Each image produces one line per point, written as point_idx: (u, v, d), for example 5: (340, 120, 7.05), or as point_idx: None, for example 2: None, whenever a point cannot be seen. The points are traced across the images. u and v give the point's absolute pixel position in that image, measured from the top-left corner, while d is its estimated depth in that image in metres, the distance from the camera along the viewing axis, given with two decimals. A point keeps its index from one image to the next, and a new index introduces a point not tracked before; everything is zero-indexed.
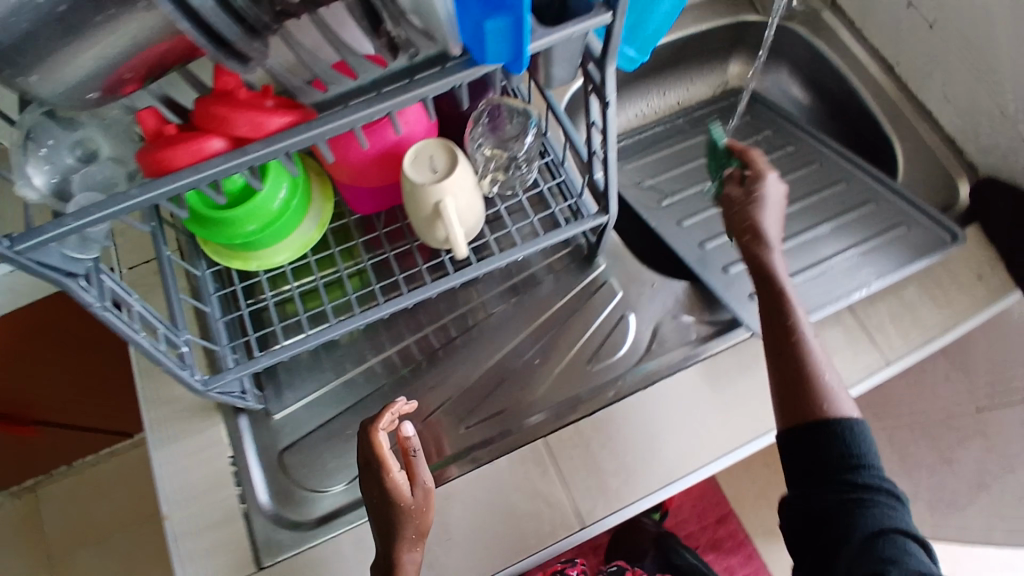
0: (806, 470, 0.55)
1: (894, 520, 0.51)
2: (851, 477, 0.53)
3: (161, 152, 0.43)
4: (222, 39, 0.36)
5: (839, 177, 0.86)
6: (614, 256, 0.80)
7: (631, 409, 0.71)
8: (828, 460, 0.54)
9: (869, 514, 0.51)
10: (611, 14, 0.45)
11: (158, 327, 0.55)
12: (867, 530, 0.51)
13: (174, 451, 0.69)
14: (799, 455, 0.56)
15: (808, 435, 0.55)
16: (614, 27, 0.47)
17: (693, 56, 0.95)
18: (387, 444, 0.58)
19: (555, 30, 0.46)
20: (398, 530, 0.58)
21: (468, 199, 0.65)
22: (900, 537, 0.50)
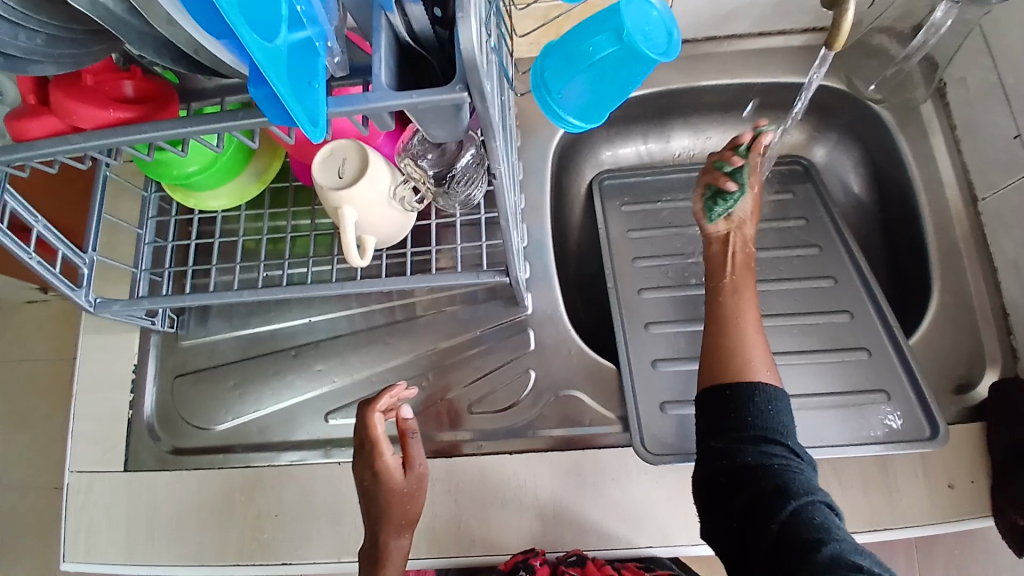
0: (732, 442, 0.57)
1: (813, 487, 0.54)
2: (774, 444, 0.56)
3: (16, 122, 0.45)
4: (15, 53, 0.38)
5: (846, 306, 0.75)
6: (551, 304, 0.74)
7: (488, 469, 0.67)
8: (755, 430, 0.56)
9: (795, 480, 0.54)
10: (465, 95, 0.38)
11: (59, 248, 0.61)
12: (796, 497, 0.52)
13: (88, 341, 0.76)
14: (726, 427, 0.58)
15: (734, 407, 0.58)
16: (478, 107, 0.40)
17: (750, 104, 0.83)
18: (380, 428, 0.63)
19: (398, 94, 0.39)
20: (392, 511, 0.60)
21: (383, 210, 0.61)
22: (821, 503, 0.53)
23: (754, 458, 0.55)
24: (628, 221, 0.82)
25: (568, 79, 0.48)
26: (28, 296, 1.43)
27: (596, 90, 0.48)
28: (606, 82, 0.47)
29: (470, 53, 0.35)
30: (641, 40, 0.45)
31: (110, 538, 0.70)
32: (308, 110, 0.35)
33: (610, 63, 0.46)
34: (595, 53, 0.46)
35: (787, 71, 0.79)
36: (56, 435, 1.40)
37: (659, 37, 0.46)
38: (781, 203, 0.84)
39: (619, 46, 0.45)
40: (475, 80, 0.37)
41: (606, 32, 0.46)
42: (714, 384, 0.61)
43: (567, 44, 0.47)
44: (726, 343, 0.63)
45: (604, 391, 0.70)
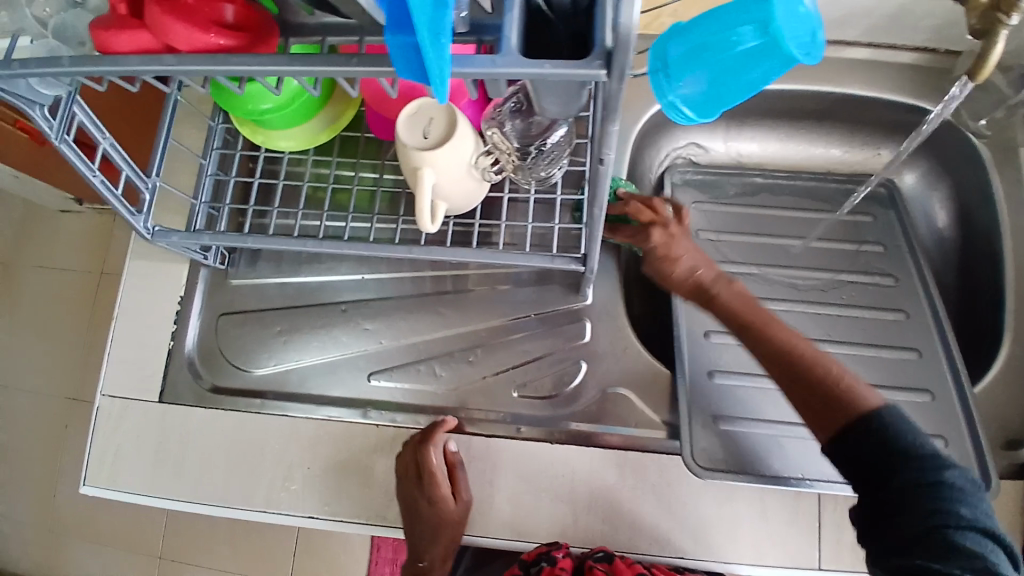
0: (855, 460, 0.51)
1: (961, 516, 0.47)
2: (910, 466, 0.49)
3: (106, 33, 0.42)
4: None
5: (913, 344, 0.72)
6: (610, 297, 0.72)
7: (526, 454, 0.66)
8: (885, 450, 0.50)
9: (925, 521, 0.47)
10: (603, 73, 0.35)
11: (123, 169, 0.58)
12: (928, 529, 0.47)
13: (138, 267, 0.75)
14: (846, 444, 0.52)
15: (852, 426, 0.52)
16: (614, 89, 0.36)
17: (844, 117, 0.79)
18: (438, 464, 0.64)
19: (528, 62, 0.35)
20: (444, 529, 0.66)
21: (460, 178, 0.58)
22: (968, 534, 0.46)
23: (878, 498, 0.50)
24: (699, 221, 0.80)
25: (695, 69, 0.44)
26: (63, 204, 1.42)
27: (722, 84, 0.44)
28: (736, 77, 0.43)
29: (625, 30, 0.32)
30: (788, 37, 0.41)
31: (137, 466, 0.70)
32: (442, 69, 0.32)
33: (747, 58, 0.42)
34: (735, 44, 0.42)
35: (891, 89, 0.75)
36: (73, 346, 1.40)
37: (804, 34, 0.42)
38: (858, 225, 0.80)
39: (764, 40, 0.41)
40: (619, 60, 0.33)
41: (751, 22, 0.41)
42: (812, 413, 0.55)
43: (701, 29, 0.43)
44: (800, 381, 0.56)
45: (654, 394, 0.68)
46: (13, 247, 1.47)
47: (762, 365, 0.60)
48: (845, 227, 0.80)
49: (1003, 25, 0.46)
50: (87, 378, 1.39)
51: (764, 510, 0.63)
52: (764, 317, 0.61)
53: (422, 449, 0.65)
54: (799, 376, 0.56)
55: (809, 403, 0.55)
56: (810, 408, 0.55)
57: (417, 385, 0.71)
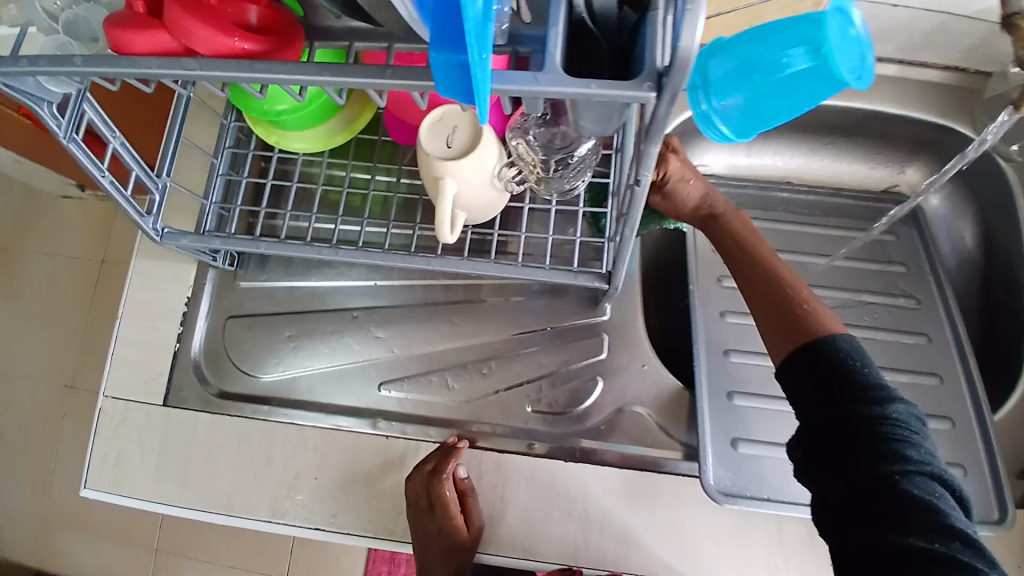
0: (808, 392, 0.48)
1: (910, 459, 0.43)
2: (864, 400, 0.45)
3: (121, 31, 0.40)
4: None
5: (935, 369, 0.71)
6: (628, 312, 0.71)
7: (539, 471, 0.64)
8: (842, 385, 0.46)
9: (874, 461, 0.43)
10: (652, 96, 0.33)
11: (132, 169, 0.56)
12: (880, 471, 0.43)
13: (145, 266, 0.73)
14: (805, 376, 0.49)
15: (811, 357, 0.49)
16: (661, 114, 0.34)
17: (871, 133, 0.77)
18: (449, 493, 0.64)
19: (572, 81, 0.33)
20: (456, 555, 0.68)
21: (482, 189, 0.56)
22: (919, 479, 0.43)
23: (827, 440, 0.46)
24: None
25: (739, 88, 0.42)
26: (65, 191, 1.40)
27: (764, 104, 0.42)
28: (778, 97, 0.41)
29: (685, 53, 0.30)
30: (840, 60, 0.39)
31: (139, 472, 0.68)
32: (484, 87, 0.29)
33: (794, 79, 0.40)
34: (785, 67, 0.40)
35: (921, 106, 0.73)
36: (72, 334, 1.39)
37: (856, 58, 0.40)
38: (882, 244, 0.78)
39: (815, 63, 0.39)
40: (673, 82, 0.31)
41: (803, 43, 0.39)
42: (780, 341, 0.52)
43: (748, 45, 0.41)
44: (775, 308, 0.53)
45: (671, 413, 0.67)
46: (11, 231, 1.44)
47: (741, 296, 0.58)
48: (868, 245, 0.78)
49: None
50: (85, 367, 1.37)
51: (780, 536, 0.62)
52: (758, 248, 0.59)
53: (437, 478, 0.64)
54: (772, 303, 0.54)
55: (778, 330, 0.52)
56: (775, 334, 0.52)
57: (428, 397, 0.70)
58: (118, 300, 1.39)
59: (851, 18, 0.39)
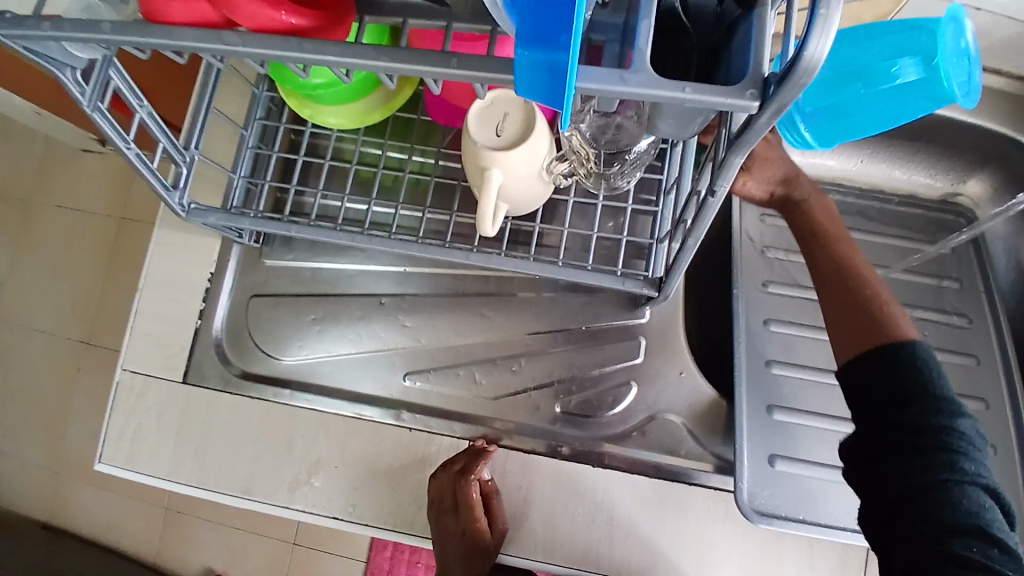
0: (869, 392, 0.46)
1: (967, 472, 0.42)
2: (923, 403, 0.43)
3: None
4: None
5: (982, 393, 0.67)
6: (666, 315, 0.67)
7: (565, 476, 0.62)
8: (903, 386, 0.44)
9: (932, 469, 0.42)
10: (755, 106, 0.29)
11: (160, 141, 0.52)
12: (929, 477, 0.42)
13: (166, 237, 0.70)
14: (862, 372, 0.47)
15: (873, 352, 0.46)
16: (760, 123, 0.30)
17: (937, 139, 0.72)
18: (474, 497, 0.63)
19: (664, 83, 0.30)
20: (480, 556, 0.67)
21: (529, 181, 0.53)
22: (970, 490, 0.41)
23: (887, 440, 0.44)
24: (767, 237, 0.73)
25: (836, 94, 0.38)
26: (86, 145, 1.37)
27: (859, 114, 0.38)
28: (877, 109, 0.38)
29: (809, 61, 0.26)
30: (953, 75, 0.36)
31: (156, 448, 0.67)
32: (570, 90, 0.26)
33: (899, 92, 0.37)
34: (893, 77, 0.37)
35: (996, 116, 0.68)
36: (88, 291, 1.37)
37: (965, 72, 0.37)
38: (936, 258, 0.74)
39: (925, 77, 0.36)
40: (784, 94, 0.28)
41: (914, 55, 0.37)
42: (842, 333, 0.49)
43: (852, 54, 0.38)
44: (842, 301, 0.49)
45: (706, 424, 0.64)
46: (30, 182, 1.41)
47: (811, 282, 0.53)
48: (921, 257, 0.74)
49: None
50: (101, 324, 1.36)
51: (811, 558, 0.59)
52: (839, 234, 0.53)
53: (462, 478, 0.63)
54: (844, 292, 0.50)
55: (841, 322, 0.50)
56: (842, 327, 0.49)
57: (453, 391, 0.67)
58: (139, 258, 1.37)
59: (963, 30, 0.37)
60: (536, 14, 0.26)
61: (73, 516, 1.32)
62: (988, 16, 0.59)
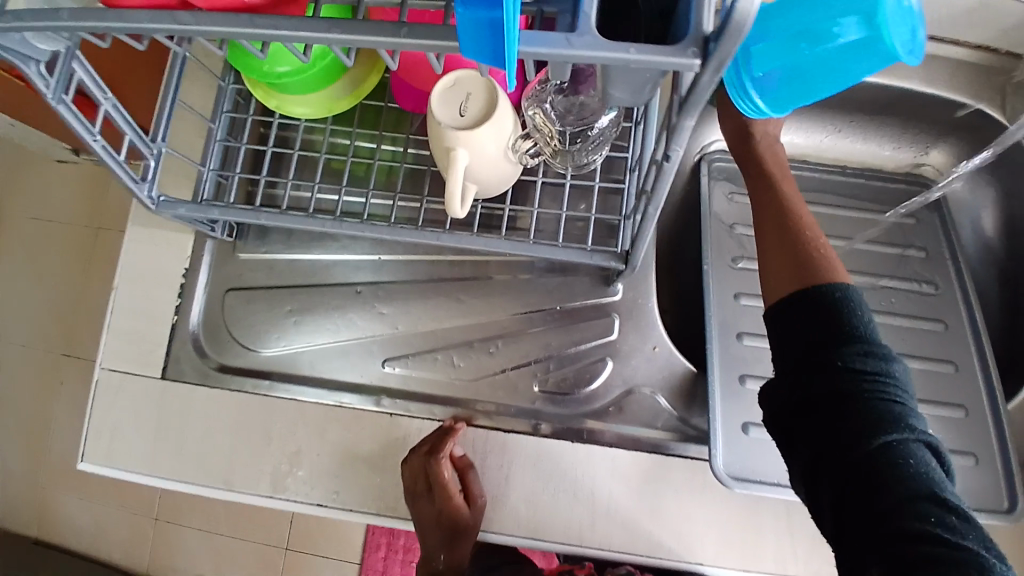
0: (816, 352, 0.44)
1: (914, 430, 0.42)
2: (856, 354, 0.43)
3: None
4: None
5: (951, 356, 0.69)
6: (639, 292, 0.68)
7: (544, 453, 0.63)
8: (841, 338, 0.44)
9: (885, 431, 0.41)
10: (697, 64, 0.30)
11: (126, 133, 0.52)
12: (879, 439, 0.41)
13: (140, 234, 0.70)
14: (805, 327, 0.46)
15: (805, 304, 0.46)
16: (703, 80, 0.31)
17: (897, 112, 0.74)
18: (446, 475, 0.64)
19: (608, 45, 0.31)
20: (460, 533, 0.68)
21: (497, 162, 0.53)
22: (916, 448, 0.42)
23: (838, 403, 0.43)
24: (734, 214, 0.75)
25: (782, 58, 0.39)
26: (57, 153, 1.38)
27: (805, 77, 0.39)
28: (822, 69, 0.38)
29: (745, 12, 0.27)
30: (896, 32, 0.35)
31: (136, 444, 0.67)
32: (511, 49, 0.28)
33: (842, 49, 0.37)
34: (835, 37, 0.37)
35: (950, 86, 0.70)
36: (65, 299, 1.37)
37: (910, 32, 0.36)
38: (903, 228, 0.76)
39: (865, 34, 0.35)
40: (722, 49, 0.29)
41: (856, 11, 0.36)
42: (778, 285, 0.48)
43: (795, 15, 0.38)
44: (788, 261, 0.48)
45: (681, 397, 0.65)
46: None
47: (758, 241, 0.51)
48: (886, 228, 0.76)
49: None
50: (78, 333, 1.36)
51: (788, 522, 0.61)
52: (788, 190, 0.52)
53: (427, 458, 0.64)
54: (790, 252, 0.48)
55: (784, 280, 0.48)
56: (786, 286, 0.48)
57: (431, 374, 0.68)
58: (113, 265, 1.38)
59: None
60: None
61: (56, 524, 1.31)
62: None
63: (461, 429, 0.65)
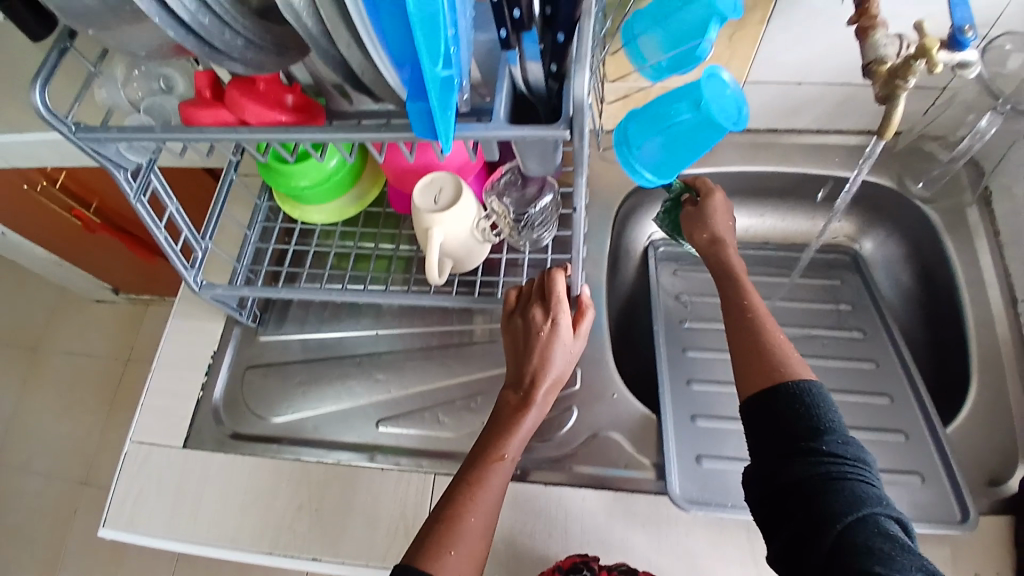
0: (794, 435, 0.56)
1: (880, 501, 0.52)
2: (827, 440, 0.55)
3: (192, 108, 0.51)
4: (218, 50, 0.44)
5: (886, 389, 0.77)
6: (599, 349, 0.79)
7: (522, 494, 0.69)
8: (813, 426, 0.56)
9: (857, 499, 0.52)
10: (567, 133, 0.41)
11: (184, 230, 0.68)
12: (853, 507, 0.51)
13: (179, 326, 0.85)
14: (783, 416, 0.57)
15: (783, 398, 0.58)
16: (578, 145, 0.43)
17: (809, 193, 0.88)
18: (563, 284, 0.66)
19: (509, 127, 0.42)
20: (552, 360, 0.64)
21: (464, 238, 0.66)
22: (884, 517, 0.51)
23: (818, 477, 0.53)
24: (680, 285, 0.87)
25: (650, 137, 0.55)
26: (101, 296, 1.60)
27: (670, 152, 0.55)
28: (680, 145, 0.54)
29: (579, 97, 0.40)
30: (716, 111, 0.52)
31: (156, 507, 0.75)
32: (446, 129, 0.41)
33: (687, 127, 0.53)
34: (676, 116, 0.53)
35: (844, 166, 0.85)
36: (94, 425, 1.51)
37: (731, 111, 0.53)
38: (829, 288, 0.88)
39: (696, 113, 0.52)
40: (580, 122, 0.41)
41: (687, 100, 0.52)
42: (758, 385, 0.61)
43: (653, 109, 0.55)
44: (761, 361, 0.62)
45: (644, 439, 0.72)
46: (44, 331, 1.63)
47: (736, 349, 0.65)
48: (815, 289, 0.88)
49: (933, 51, 0.52)
50: (99, 462, 1.48)
51: (752, 548, 0.65)
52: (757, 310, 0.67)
53: (514, 312, 0.68)
54: (764, 354, 0.62)
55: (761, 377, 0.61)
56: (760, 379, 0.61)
57: (419, 431, 0.76)
58: (138, 393, 1.53)
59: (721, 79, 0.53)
60: (416, 86, 0.40)
61: None
62: (809, 89, 0.78)
63: (562, 274, 0.67)
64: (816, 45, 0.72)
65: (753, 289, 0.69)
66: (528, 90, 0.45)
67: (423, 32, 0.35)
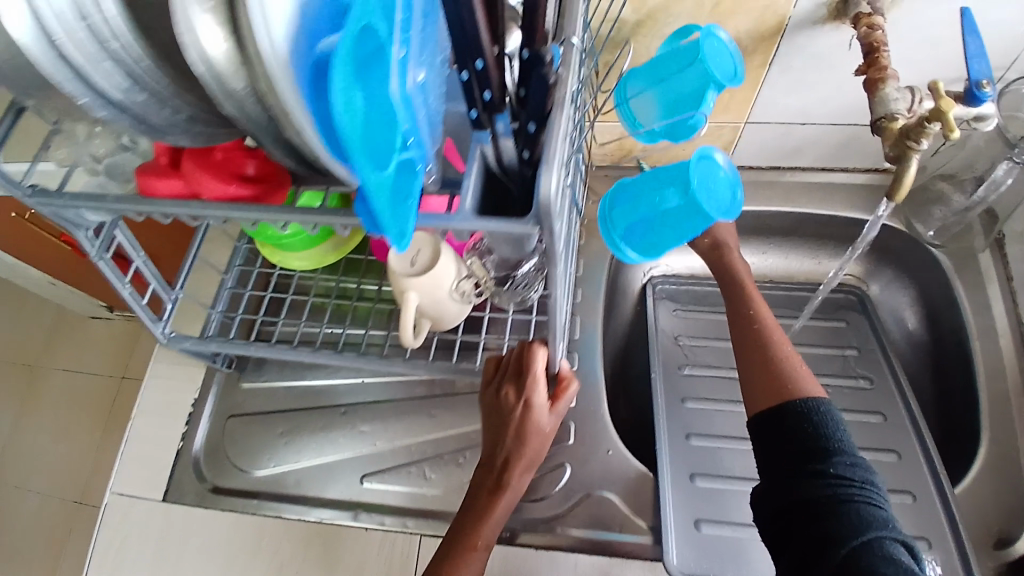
0: (802, 454, 0.56)
1: (887, 525, 0.52)
2: (835, 462, 0.55)
3: (146, 177, 0.47)
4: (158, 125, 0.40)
5: (892, 446, 0.74)
6: (594, 401, 0.74)
7: (510, 561, 0.66)
8: (821, 447, 0.56)
9: (864, 521, 0.51)
10: (536, 230, 0.36)
11: (152, 282, 0.65)
12: (859, 530, 0.51)
13: (161, 371, 0.82)
14: (791, 436, 0.57)
15: (792, 417, 0.58)
16: (549, 242, 0.37)
17: (814, 232, 0.85)
18: (539, 365, 0.62)
19: (473, 219, 0.38)
20: (525, 447, 0.62)
21: (443, 300, 0.63)
22: (890, 541, 0.51)
23: (824, 498, 0.53)
24: (678, 327, 0.84)
25: (638, 220, 0.56)
26: (96, 313, 1.57)
27: (654, 233, 0.56)
28: (667, 228, 0.55)
29: (545, 195, 0.34)
30: (704, 199, 0.53)
31: (134, 565, 0.72)
32: (402, 229, 0.36)
33: (674, 213, 0.54)
34: (664, 203, 0.54)
35: (849, 206, 0.81)
36: (88, 445, 1.48)
37: (720, 198, 0.55)
38: (833, 331, 0.84)
39: (684, 201, 0.53)
40: (547, 222, 0.35)
41: (676, 187, 0.54)
42: (768, 404, 0.61)
43: (643, 192, 0.56)
44: (771, 382, 0.62)
45: (639, 499, 0.69)
46: (40, 348, 1.61)
47: (745, 368, 0.65)
48: (819, 331, 0.84)
49: (949, 115, 0.49)
50: (93, 482, 1.45)
51: None
52: (769, 330, 0.67)
53: (490, 384, 0.65)
54: (775, 374, 0.62)
55: (771, 395, 0.61)
56: (770, 398, 0.61)
57: (405, 488, 0.73)
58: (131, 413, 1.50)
59: (712, 166, 0.55)
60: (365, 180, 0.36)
61: None
62: (813, 129, 0.75)
63: (543, 350, 0.62)
64: (820, 88, 0.69)
65: (767, 313, 0.69)
66: (501, 170, 0.41)
67: (365, 128, 0.31)
